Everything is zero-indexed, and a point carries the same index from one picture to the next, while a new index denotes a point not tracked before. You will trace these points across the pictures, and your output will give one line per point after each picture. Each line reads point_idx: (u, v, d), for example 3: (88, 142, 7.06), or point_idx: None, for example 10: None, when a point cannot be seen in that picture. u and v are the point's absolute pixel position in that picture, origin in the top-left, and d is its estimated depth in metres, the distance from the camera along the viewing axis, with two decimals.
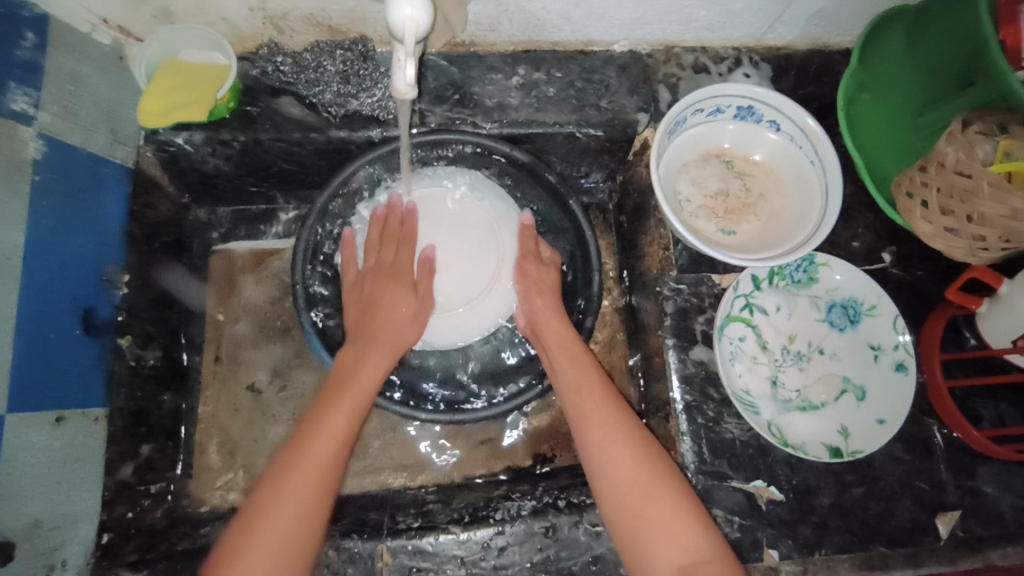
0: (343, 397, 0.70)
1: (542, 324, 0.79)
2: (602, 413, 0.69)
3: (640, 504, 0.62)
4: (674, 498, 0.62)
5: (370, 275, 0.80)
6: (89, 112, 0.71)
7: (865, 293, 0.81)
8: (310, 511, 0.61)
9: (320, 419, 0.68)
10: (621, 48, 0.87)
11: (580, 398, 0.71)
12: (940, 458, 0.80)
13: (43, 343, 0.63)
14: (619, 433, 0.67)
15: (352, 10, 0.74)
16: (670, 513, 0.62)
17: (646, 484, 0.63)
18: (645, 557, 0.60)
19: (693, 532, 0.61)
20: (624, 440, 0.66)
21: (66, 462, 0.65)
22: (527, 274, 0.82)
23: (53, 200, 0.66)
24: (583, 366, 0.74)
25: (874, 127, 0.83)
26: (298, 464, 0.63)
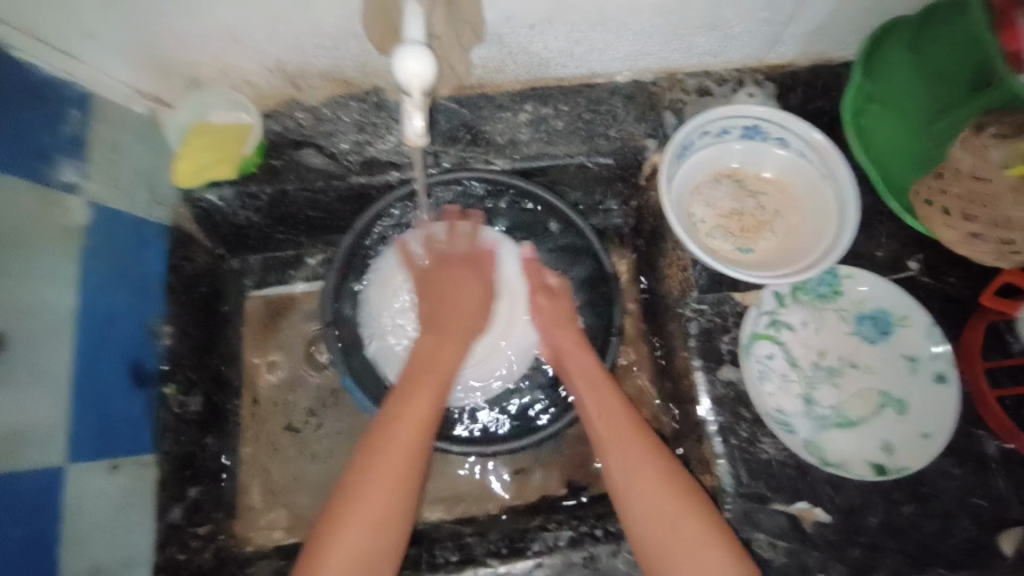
0: (429, 379, 0.73)
1: (565, 353, 0.79)
2: (627, 440, 0.69)
3: (668, 533, 0.62)
4: (703, 527, 0.62)
5: (428, 278, 0.83)
6: (132, 178, 0.77)
7: (896, 302, 0.79)
8: (409, 485, 0.65)
9: (406, 401, 0.70)
10: (625, 78, 0.90)
11: (602, 424, 0.71)
12: (996, 471, 0.75)
13: (96, 395, 0.68)
14: (644, 460, 0.67)
15: (365, 65, 0.79)
16: (701, 541, 0.61)
17: (674, 512, 0.63)
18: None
19: (724, 561, 0.60)
20: (649, 468, 0.66)
21: (120, 508, 0.68)
22: (541, 307, 0.83)
23: (100, 261, 0.71)
24: (604, 394, 0.74)
25: (887, 137, 0.82)
26: (389, 437, 0.67)
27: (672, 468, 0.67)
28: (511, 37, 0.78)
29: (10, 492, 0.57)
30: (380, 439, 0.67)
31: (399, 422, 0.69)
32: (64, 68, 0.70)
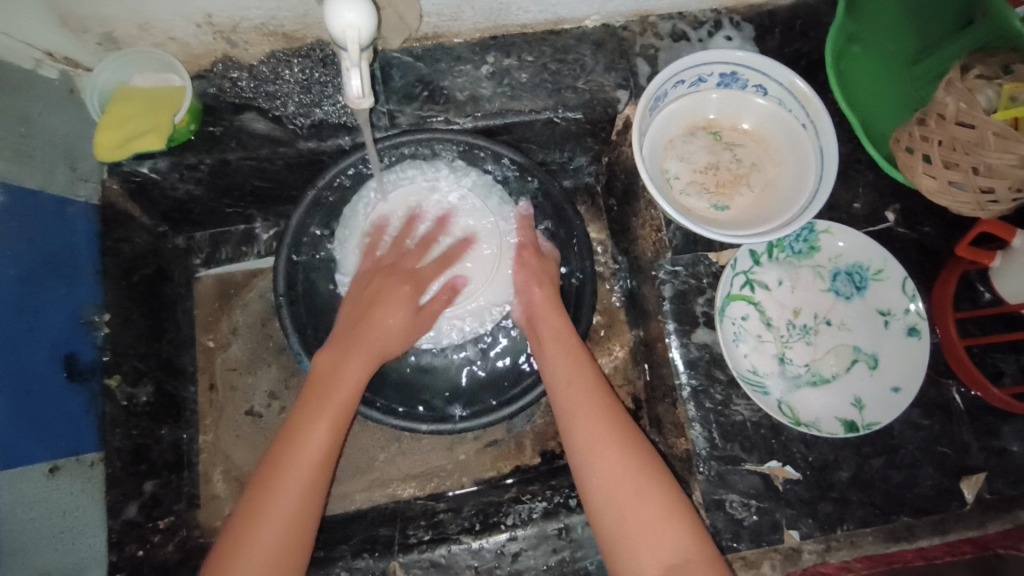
0: (323, 410, 0.66)
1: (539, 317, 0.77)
2: (601, 407, 0.67)
3: (629, 502, 0.61)
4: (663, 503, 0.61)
5: (371, 276, 0.78)
6: (47, 152, 0.69)
7: (871, 257, 0.77)
8: (298, 533, 0.61)
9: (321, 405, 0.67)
10: (594, 23, 0.83)
11: (570, 391, 0.69)
12: (962, 420, 0.77)
13: (26, 397, 0.62)
14: (614, 428, 0.65)
15: (305, 15, 0.71)
16: (657, 516, 0.60)
17: (637, 481, 0.62)
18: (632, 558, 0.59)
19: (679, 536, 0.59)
20: (615, 436, 0.65)
21: (66, 513, 0.64)
22: (528, 265, 0.80)
23: (18, 249, 0.64)
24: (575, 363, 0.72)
25: (866, 82, 0.78)
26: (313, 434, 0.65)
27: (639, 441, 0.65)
28: None
29: None
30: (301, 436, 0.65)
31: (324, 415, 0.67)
32: None
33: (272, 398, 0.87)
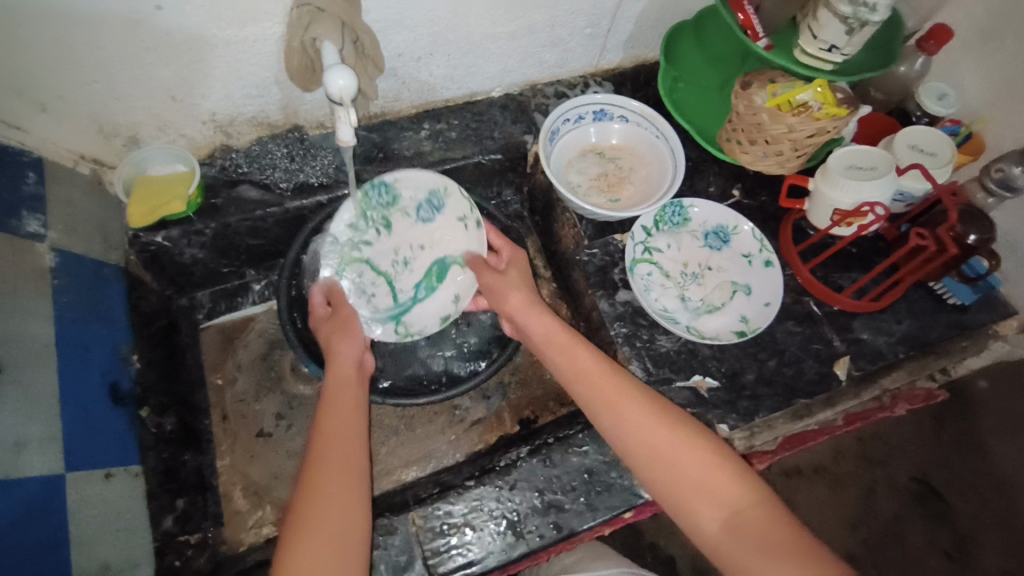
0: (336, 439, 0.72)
1: (530, 323, 0.88)
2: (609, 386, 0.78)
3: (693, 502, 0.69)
4: (708, 454, 0.71)
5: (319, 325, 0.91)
6: (87, 227, 0.86)
7: (727, 218, 1.05)
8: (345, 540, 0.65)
9: (315, 502, 0.67)
10: (498, 93, 1.14)
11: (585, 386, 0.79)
12: (823, 322, 1.02)
13: (86, 415, 0.74)
14: (639, 412, 0.75)
15: (286, 107, 0.94)
16: (707, 470, 0.70)
17: (674, 453, 0.71)
18: (690, 521, 0.69)
19: (732, 488, 0.68)
20: (643, 415, 0.75)
21: (119, 514, 0.74)
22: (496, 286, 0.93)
23: (70, 298, 0.78)
24: (578, 356, 0.82)
25: (694, 106, 1.12)
26: (324, 542, 0.64)
27: (675, 416, 0.75)
28: (402, 70, 0.99)
29: (26, 498, 0.63)
30: (298, 544, 0.64)
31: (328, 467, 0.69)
32: (14, 138, 0.81)
33: (280, 419, 1.00)
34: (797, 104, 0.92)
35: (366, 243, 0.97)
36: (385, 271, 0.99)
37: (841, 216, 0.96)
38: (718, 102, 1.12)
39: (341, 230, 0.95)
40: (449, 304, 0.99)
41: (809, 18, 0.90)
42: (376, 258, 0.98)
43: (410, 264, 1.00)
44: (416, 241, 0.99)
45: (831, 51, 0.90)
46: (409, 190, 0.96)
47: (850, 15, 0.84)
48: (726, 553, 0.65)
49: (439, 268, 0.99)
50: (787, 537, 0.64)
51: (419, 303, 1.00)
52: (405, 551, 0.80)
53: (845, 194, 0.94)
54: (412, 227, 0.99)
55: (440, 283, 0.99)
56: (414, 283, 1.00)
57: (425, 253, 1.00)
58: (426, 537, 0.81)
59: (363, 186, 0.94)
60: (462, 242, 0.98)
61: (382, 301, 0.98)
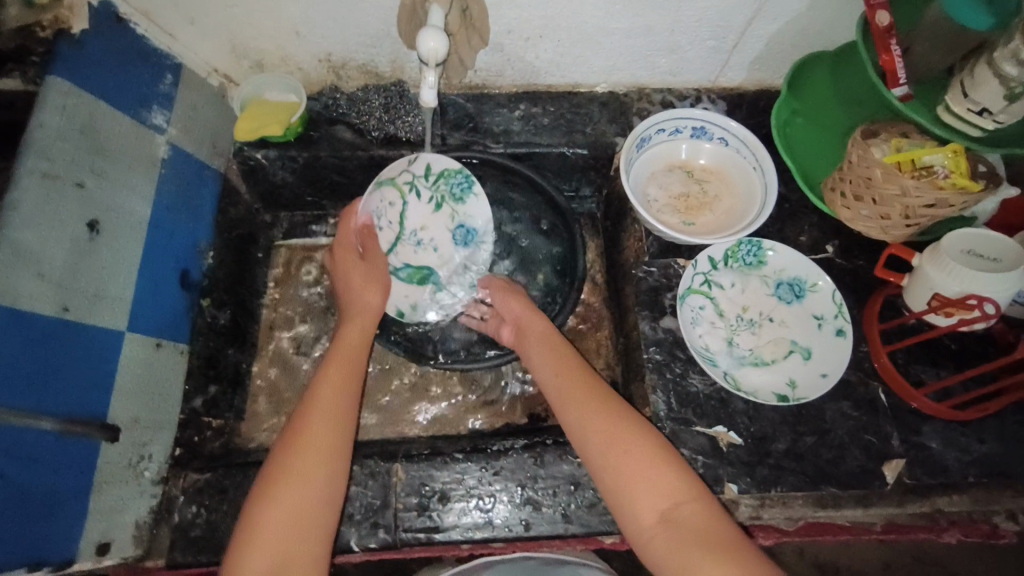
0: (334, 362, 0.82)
1: (527, 322, 0.90)
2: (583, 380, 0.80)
3: (642, 495, 0.69)
4: (663, 454, 0.71)
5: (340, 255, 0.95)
6: (201, 131, 0.97)
7: (808, 273, 0.96)
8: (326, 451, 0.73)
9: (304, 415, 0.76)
10: (603, 89, 1.11)
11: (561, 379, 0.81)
12: (886, 415, 0.90)
13: (156, 289, 0.85)
14: (596, 408, 0.76)
15: (394, 61, 0.99)
16: (654, 469, 0.70)
17: (629, 450, 0.71)
18: (631, 516, 0.69)
19: (674, 485, 0.69)
20: (601, 411, 0.75)
21: (158, 381, 0.84)
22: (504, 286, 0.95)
23: (171, 187, 0.89)
24: (558, 353, 0.84)
25: (807, 146, 1.02)
26: (306, 466, 0.71)
27: (632, 418, 0.75)
28: (509, 47, 0.99)
29: (89, 343, 0.72)
30: (285, 447, 0.73)
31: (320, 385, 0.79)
32: (164, 42, 0.91)
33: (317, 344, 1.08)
34: (920, 166, 0.82)
35: (416, 195, 0.98)
36: (404, 226, 0.99)
37: (942, 303, 0.85)
38: (833, 146, 1.00)
39: (420, 165, 0.97)
40: (406, 304, 0.99)
41: (964, 73, 0.78)
42: (410, 215, 0.99)
43: (420, 246, 0.99)
44: (438, 240, 1.00)
45: (981, 114, 0.78)
46: (474, 211, 0.99)
47: (1015, 78, 0.72)
48: (660, 549, 0.66)
49: (427, 274, 1.00)
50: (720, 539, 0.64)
51: (392, 278, 0.99)
52: (381, 496, 0.83)
53: (953, 281, 0.82)
54: (447, 233, 1.00)
55: (420, 284, 1.00)
56: (405, 260, 0.99)
57: (434, 253, 1.00)
58: (403, 490, 0.84)
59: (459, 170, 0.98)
60: (460, 281, 1.00)
61: (380, 245, 0.98)
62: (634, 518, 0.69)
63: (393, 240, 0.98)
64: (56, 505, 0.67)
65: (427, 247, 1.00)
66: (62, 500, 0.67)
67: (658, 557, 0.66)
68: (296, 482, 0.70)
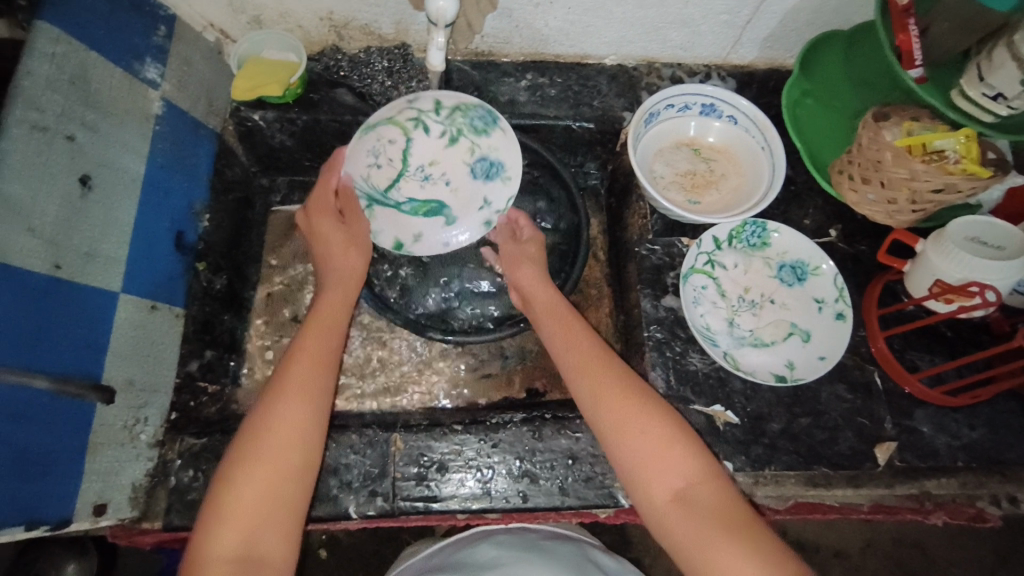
0: (306, 350, 0.75)
1: (534, 293, 0.88)
2: (593, 362, 0.76)
3: (652, 481, 0.67)
4: (673, 451, 0.69)
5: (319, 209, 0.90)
6: (197, 89, 0.93)
7: (811, 256, 0.96)
8: (286, 458, 0.68)
9: (274, 408, 0.70)
10: (612, 62, 1.09)
11: (572, 359, 0.78)
12: (881, 398, 0.91)
13: (150, 250, 0.82)
14: (612, 390, 0.73)
15: (399, 23, 0.96)
16: (671, 454, 0.68)
17: (637, 444, 0.69)
18: (643, 499, 0.68)
19: (689, 464, 0.68)
20: (621, 396, 0.72)
21: (153, 344, 0.82)
22: (511, 253, 0.93)
23: (166, 146, 0.86)
24: (572, 330, 0.82)
25: (815, 127, 1.01)
26: (259, 477, 0.66)
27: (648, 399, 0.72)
28: (519, 12, 0.96)
29: (83, 302, 0.70)
30: (247, 446, 0.68)
31: (294, 375, 0.73)
32: None
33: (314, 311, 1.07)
34: (931, 150, 0.81)
35: (424, 129, 0.98)
36: (407, 162, 0.98)
37: (942, 290, 0.85)
38: (843, 129, 0.99)
39: (428, 100, 0.97)
40: (409, 236, 0.97)
41: (981, 57, 0.77)
42: (415, 147, 0.98)
43: (427, 180, 0.99)
44: (448, 175, 0.99)
45: (996, 99, 0.77)
46: (493, 143, 0.98)
47: None
48: (672, 527, 0.65)
49: (435, 208, 0.99)
50: (740, 516, 0.64)
51: (393, 209, 0.97)
52: (379, 465, 0.83)
53: (957, 268, 0.82)
54: (462, 168, 0.99)
55: (425, 217, 0.98)
56: (410, 196, 0.98)
57: (443, 189, 0.99)
58: (401, 461, 0.84)
59: (478, 103, 0.97)
60: (471, 218, 0.98)
61: (381, 176, 0.97)
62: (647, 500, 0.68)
63: (398, 170, 0.98)
64: (51, 465, 0.66)
65: (435, 186, 0.99)
66: (56, 460, 0.66)
67: (676, 539, 0.65)
68: (248, 493, 0.65)
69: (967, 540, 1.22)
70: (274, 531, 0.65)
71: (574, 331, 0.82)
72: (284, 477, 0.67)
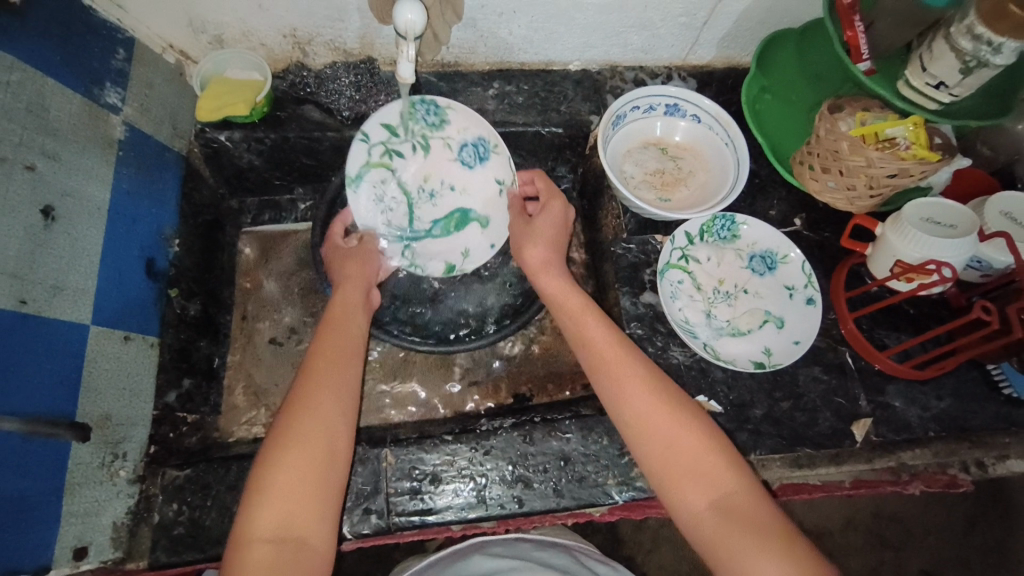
0: (331, 362, 0.74)
1: (538, 281, 0.84)
2: (620, 354, 0.75)
3: (679, 483, 0.67)
4: (707, 443, 0.69)
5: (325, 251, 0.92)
6: (159, 112, 0.91)
7: (779, 245, 1.00)
8: (322, 473, 0.66)
9: (303, 423, 0.68)
10: (576, 67, 1.11)
11: (592, 350, 0.76)
12: (854, 377, 0.95)
13: (120, 279, 0.80)
14: (639, 381, 0.73)
15: (364, 37, 0.96)
16: (702, 458, 0.68)
17: (671, 437, 0.69)
18: (676, 502, 0.68)
19: (717, 462, 0.68)
20: (646, 396, 0.72)
21: (128, 376, 0.79)
22: (526, 227, 0.88)
23: (130, 171, 0.84)
24: (585, 324, 0.78)
25: (774, 121, 1.05)
26: (298, 492, 0.64)
27: (676, 395, 0.72)
28: (482, 22, 0.98)
29: (49, 339, 0.67)
30: (279, 461, 0.65)
31: (321, 385, 0.71)
32: (114, 15, 0.85)
33: (292, 331, 1.06)
34: (883, 138, 0.86)
35: (398, 154, 0.95)
36: (409, 193, 0.97)
37: (903, 270, 0.89)
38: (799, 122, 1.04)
39: (377, 124, 0.92)
40: (458, 255, 1.00)
41: (923, 48, 0.82)
42: (405, 176, 0.97)
43: (434, 198, 0.99)
44: (447, 180, 0.99)
45: (939, 88, 0.82)
46: (458, 127, 0.96)
47: (970, 52, 0.76)
48: (707, 535, 0.65)
49: (461, 216, 1.00)
50: (767, 518, 0.64)
51: (431, 239, 0.99)
52: (371, 482, 0.82)
53: (915, 248, 0.86)
54: (451, 164, 0.98)
55: (458, 229, 1.00)
56: (432, 219, 0.99)
57: (453, 194, 0.99)
58: (393, 475, 0.83)
59: (421, 101, 0.93)
60: (497, 209, 0.99)
61: (398, 218, 0.97)
62: (677, 506, 0.67)
63: (402, 201, 0.97)
64: (25, 509, 0.63)
65: (445, 193, 0.99)
66: (30, 504, 0.63)
67: (703, 538, 0.65)
68: (286, 511, 0.63)
69: (941, 507, 1.27)
70: (313, 547, 0.64)
71: (589, 322, 0.78)
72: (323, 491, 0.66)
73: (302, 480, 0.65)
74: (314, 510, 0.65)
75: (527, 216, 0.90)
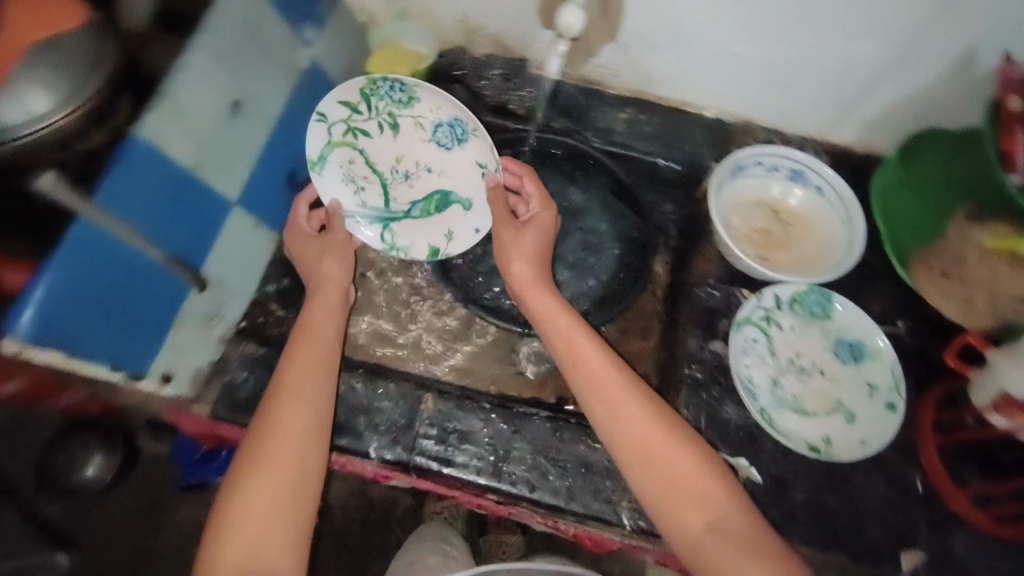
0: (299, 369, 0.77)
1: (525, 296, 0.85)
2: (607, 381, 0.75)
3: (676, 507, 0.67)
4: (704, 472, 0.68)
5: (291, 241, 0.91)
6: (341, 58, 1.06)
7: (871, 339, 0.95)
8: (290, 481, 0.69)
9: (268, 439, 0.71)
10: (710, 114, 1.13)
11: (574, 371, 0.77)
12: (917, 500, 0.87)
13: (268, 177, 0.93)
14: (626, 398, 0.73)
15: (525, 37, 1.06)
16: (701, 480, 0.68)
17: (660, 459, 0.69)
18: (675, 526, 0.66)
19: (717, 493, 0.67)
20: (639, 417, 0.72)
21: (247, 257, 0.92)
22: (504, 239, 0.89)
23: (304, 97, 0.99)
24: (574, 342, 0.79)
25: (902, 213, 1.00)
26: (263, 505, 0.67)
27: (670, 420, 0.73)
28: (634, 50, 1.04)
29: (202, 210, 0.81)
30: (247, 473, 0.69)
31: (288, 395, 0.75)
32: None
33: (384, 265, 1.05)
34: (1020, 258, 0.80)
35: (363, 132, 0.99)
36: (380, 171, 1.01)
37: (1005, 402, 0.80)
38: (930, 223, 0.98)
39: (337, 104, 0.95)
40: (440, 237, 1.00)
41: None
42: (373, 154, 1.00)
43: (409, 176, 1.02)
44: (420, 159, 1.02)
45: None
46: (428, 104, 1.01)
47: None
48: (705, 557, 0.64)
49: (440, 198, 1.02)
50: (766, 545, 0.63)
51: (409, 219, 1.01)
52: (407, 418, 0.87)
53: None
54: (423, 144, 1.02)
55: (438, 211, 1.01)
56: (409, 200, 1.01)
57: (426, 175, 1.02)
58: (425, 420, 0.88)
59: (383, 79, 0.98)
60: (481, 202, 1.01)
61: (373, 199, 0.99)
62: (676, 532, 0.66)
63: (374, 180, 1.00)
64: (142, 327, 0.75)
65: (422, 170, 1.03)
66: (146, 325, 0.75)
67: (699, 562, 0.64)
68: (252, 527, 0.66)
69: None
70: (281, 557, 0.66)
71: (574, 347, 0.79)
72: (291, 501, 0.69)
73: (269, 491, 0.68)
74: (279, 521, 0.67)
75: (515, 220, 0.91)
